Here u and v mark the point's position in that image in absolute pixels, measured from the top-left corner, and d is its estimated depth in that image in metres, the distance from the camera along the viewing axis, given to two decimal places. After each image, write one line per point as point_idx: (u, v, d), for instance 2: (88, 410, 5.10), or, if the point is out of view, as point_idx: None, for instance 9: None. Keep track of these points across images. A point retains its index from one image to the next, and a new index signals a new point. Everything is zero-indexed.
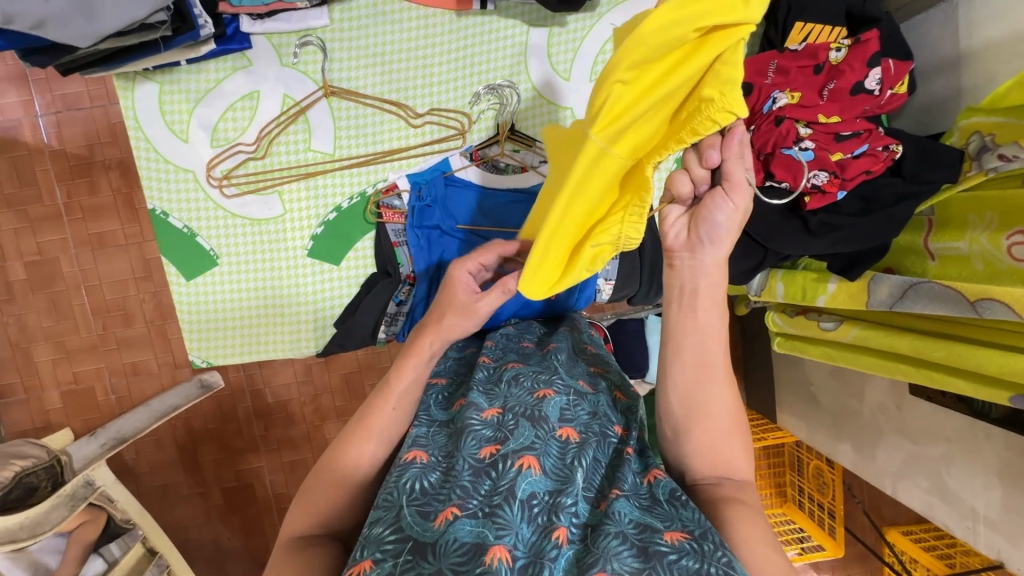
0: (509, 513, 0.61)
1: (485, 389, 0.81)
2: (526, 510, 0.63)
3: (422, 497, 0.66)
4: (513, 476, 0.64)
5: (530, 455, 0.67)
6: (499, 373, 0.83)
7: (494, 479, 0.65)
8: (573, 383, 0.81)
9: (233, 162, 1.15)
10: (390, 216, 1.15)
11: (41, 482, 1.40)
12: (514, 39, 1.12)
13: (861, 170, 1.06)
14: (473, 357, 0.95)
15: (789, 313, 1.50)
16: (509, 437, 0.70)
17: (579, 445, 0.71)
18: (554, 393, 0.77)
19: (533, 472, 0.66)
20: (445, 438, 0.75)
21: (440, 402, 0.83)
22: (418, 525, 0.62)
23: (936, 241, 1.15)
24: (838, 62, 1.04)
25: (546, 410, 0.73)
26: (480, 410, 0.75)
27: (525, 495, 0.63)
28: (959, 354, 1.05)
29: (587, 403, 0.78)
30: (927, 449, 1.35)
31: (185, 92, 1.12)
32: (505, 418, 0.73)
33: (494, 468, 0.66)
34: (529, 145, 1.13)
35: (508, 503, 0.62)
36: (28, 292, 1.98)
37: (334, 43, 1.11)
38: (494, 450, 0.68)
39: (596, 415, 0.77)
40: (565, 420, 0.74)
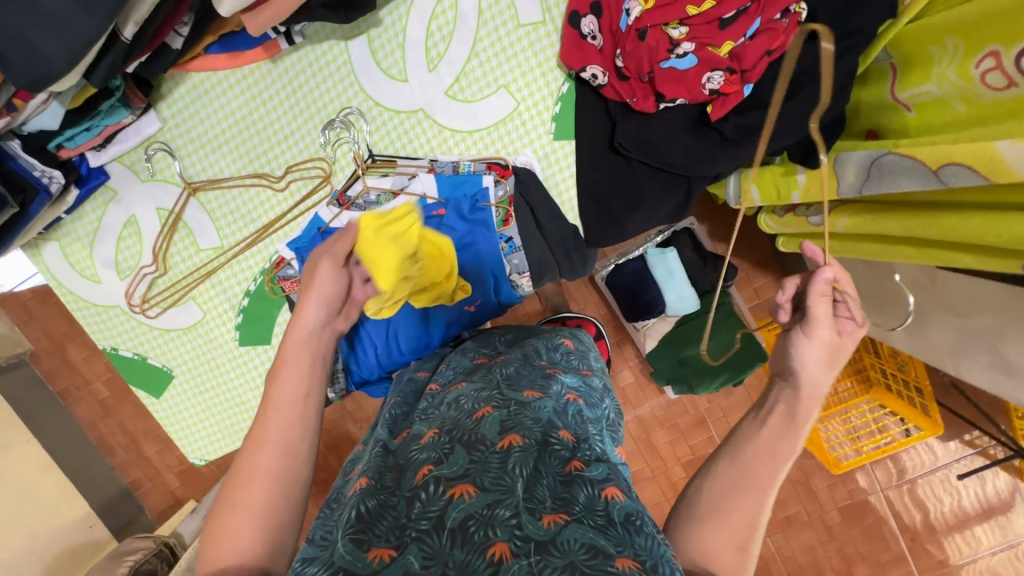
0: (437, 542, 0.58)
1: (425, 417, 0.82)
2: (457, 535, 0.58)
3: (358, 525, 0.63)
4: (444, 503, 0.62)
5: (463, 481, 0.64)
6: (441, 398, 0.85)
7: (424, 502, 0.63)
8: (515, 395, 0.80)
9: (145, 286, 1.10)
10: (291, 287, 1.06)
11: (158, 564, 1.60)
12: (337, 63, 0.99)
13: (760, 53, 0.85)
14: (422, 385, 0.94)
15: (781, 213, 1.33)
16: (444, 460, 0.68)
17: (518, 453, 0.67)
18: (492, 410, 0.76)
19: (464, 497, 0.62)
20: (387, 470, 0.74)
21: (393, 426, 0.84)
22: (350, 555, 0.60)
23: (903, 91, 0.91)
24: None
25: (483, 429, 0.72)
26: (420, 440, 0.76)
27: (455, 521, 0.60)
28: (953, 227, 0.85)
29: (530, 410, 0.76)
30: (975, 321, 1.14)
31: (79, 238, 1.07)
32: (442, 439, 0.72)
33: (426, 492, 0.64)
34: (392, 166, 0.99)
35: (437, 530, 0.59)
36: (116, 403, 2.30)
37: (177, 140, 1.04)
38: (428, 472, 0.67)
39: (539, 423, 0.74)
40: (504, 432, 0.72)
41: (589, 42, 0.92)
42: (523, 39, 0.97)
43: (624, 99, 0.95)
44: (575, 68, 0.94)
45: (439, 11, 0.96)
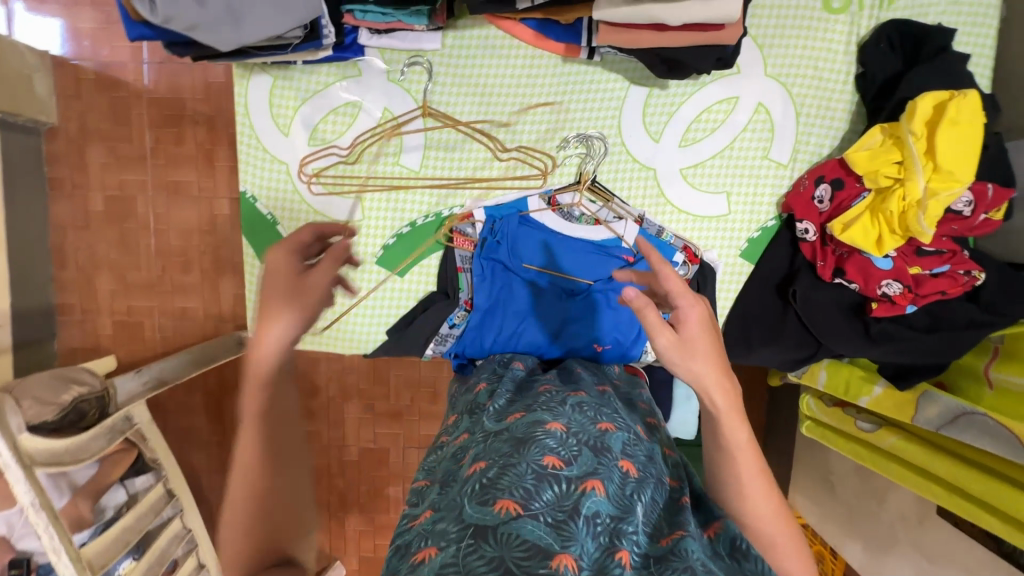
0: (577, 526, 0.57)
1: (546, 407, 0.77)
2: (590, 525, 0.58)
3: (482, 490, 0.60)
4: (579, 495, 0.60)
5: (594, 478, 0.63)
6: (561, 397, 0.80)
7: (557, 492, 0.60)
8: (632, 426, 0.78)
9: (325, 163, 1.09)
10: (460, 242, 1.09)
11: (91, 409, 1.47)
12: (612, 94, 1.08)
13: (936, 289, 1.03)
14: (528, 381, 0.92)
15: (826, 402, 1.50)
16: (575, 458, 0.65)
17: (637, 482, 0.67)
18: (615, 428, 0.75)
19: (597, 493, 0.61)
20: (502, 443, 0.69)
21: (499, 411, 0.80)
22: (478, 512, 0.58)
23: (998, 371, 1.12)
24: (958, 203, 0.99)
25: (608, 442, 0.70)
26: (544, 424, 0.71)
27: (589, 511, 0.59)
28: (1000, 493, 1.02)
29: (644, 446, 0.76)
30: (942, 572, 1.31)
31: (296, 90, 1.07)
32: (569, 437, 0.69)
33: (558, 479, 0.62)
34: (607, 200, 1.09)
35: (575, 516, 0.58)
36: (103, 223, 2.11)
37: (441, 67, 1.07)
38: (557, 463, 0.64)
39: (651, 459, 0.74)
40: (625, 454, 0.71)
41: (815, 203, 1.07)
42: (763, 170, 1.11)
43: (813, 259, 1.10)
44: (794, 214, 1.09)
45: (715, 108, 1.09)
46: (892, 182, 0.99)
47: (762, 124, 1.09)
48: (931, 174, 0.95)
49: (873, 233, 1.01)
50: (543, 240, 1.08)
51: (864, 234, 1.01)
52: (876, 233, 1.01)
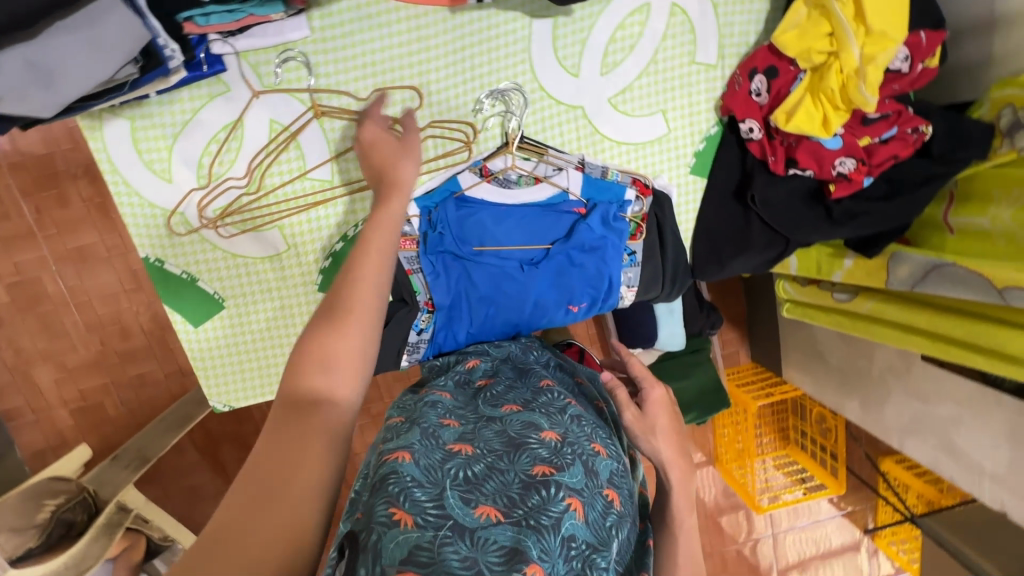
0: (551, 540, 0.53)
1: (544, 412, 0.71)
2: (565, 549, 0.54)
3: (466, 485, 0.57)
4: (560, 509, 0.56)
5: (580, 498, 0.58)
6: (559, 404, 0.74)
7: (542, 498, 0.57)
8: (622, 455, 0.72)
9: (226, 200, 0.96)
10: (400, 243, 1.00)
11: (78, 515, 1.36)
12: (515, 36, 0.96)
13: (888, 156, 1.00)
14: (524, 363, 0.88)
15: (801, 282, 1.52)
16: (566, 466, 0.61)
17: (617, 516, 0.62)
18: (607, 454, 0.68)
19: (577, 516, 0.57)
20: (494, 436, 0.65)
21: (497, 401, 0.75)
22: (459, 505, 0.54)
23: (957, 216, 1.12)
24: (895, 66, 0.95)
25: (599, 466, 0.65)
26: (539, 430, 0.66)
27: (565, 533, 0.55)
28: (981, 333, 1.06)
29: (629, 480, 0.70)
30: (935, 409, 1.39)
31: (161, 127, 0.91)
32: (563, 447, 0.64)
33: (545, 488, 0.58)
34: (541, 153, 0.99)
35: (551, 530, 0.54)
36: (15, 314, 1.89)
37: (318, 56, 0.92)
38: (547, 471, 0.60)
39: (631, 496, 0.68)
40: (613, 482, 0.65)
41: (753, 97, 1.01)
42: (694, 76, 1.03)
43: (764, 157, 1.05)
44: (734, 115, 1.02)
45: (629, 22, 0.98)
46: (825, 57, 0.93)
47: (681, 26, 0.99)
48: (864, 39, 0.90)
49: (819, 114, 0.96)
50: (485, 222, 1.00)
51: (810, 119, 0.96)
52: (822, 114, 0.96)
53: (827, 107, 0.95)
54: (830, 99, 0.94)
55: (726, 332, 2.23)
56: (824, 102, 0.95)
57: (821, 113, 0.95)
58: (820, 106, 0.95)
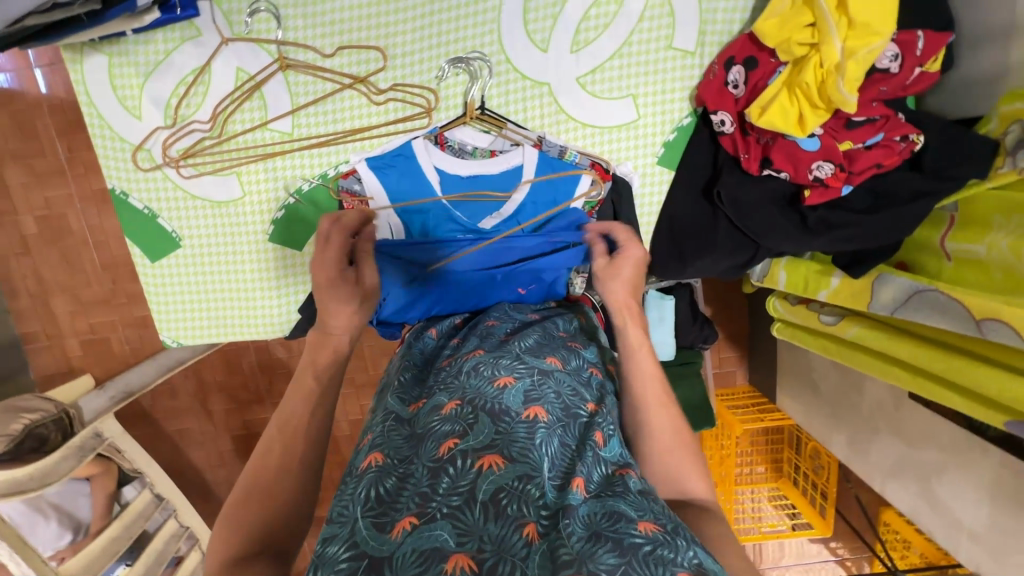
0: (470, 516, 0.50)
1: (442, 384, 0.68)
2: (489, 508, 0.51)
3: (377, 503, 0.53)
4: (473, 476, 0.54)
5: (491, 453, 0.56)
6: (459, 364, 0.71)
7: (452, 477, 0.54)
8: (538, 362, 0.70)
9: (190, 142, 0.99)
10: (350, 203, 1.00)
11: (52, 433, 1.45)
12: (485, 5, 0.95)
13: (870, 163, 0.93)
14: (437, 352, 0.81)
15: (792, 300, 1.42)
16: (468, 431, 0.58)
17: (545, 430, 0.60)
18: (516, 378, 0.66)
19: (496, 470, 0.55)
20: (400, 437, 0.62)
21: (401, 392, 0.71)
22: (371, 536, 0.50)
23: (954, 241, 1.01)
24: (885, 67, 0.87)
25: (506, 399, 0.62)
26: (438, 405, 0.63)
27: (486, 494, 0.52)
28: (959, 370, 0.95)
29: (554, 380, 0.68)
30: (920, 453, 1.28)
31: (135, 65, 0.95)
32: (463, 409, 0.61)
33: (451, 465, 0.55)
34: (500, 126, 0.98)
35: (469, 505, 0.51)
36: (41, 245, 2.04)
37: (288, 9, 0.94)
38: (451, 444, 0.57)
39: (563, 398, 0.67)
40: (530, 401, 0.64)
41: (730, 89, 0.95)
42: (669, 62, 0.98)
43: (737, 153, 1.00)
44: (708, 106, 0.98)
45: (604, 0, 0.95)
46: (807, 49, 0.87)
47: (659, 9, 0.96)
48: (846, 32, 0.82)
49: (797, 110, 0.89)
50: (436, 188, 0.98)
51: (785, 115, 0.90)
52: (798, 111, 0.89)
53: (805, 104, 0.88)
54: (808, 95, 0.88)
55: (723, 349, 2.14)
56: (803, 96, 0.88)
57: (797, 109, 0.89)
58: (799, 103, 0.89)
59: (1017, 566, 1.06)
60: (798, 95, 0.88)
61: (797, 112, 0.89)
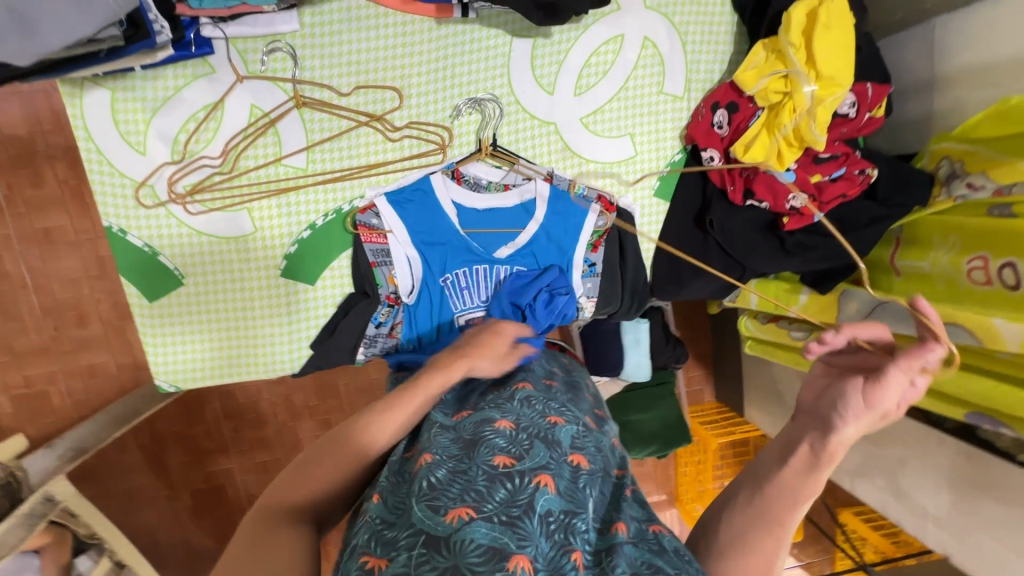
0: (529, 526, 0.54)
1: (494, 404, 0.72)
2: (543, 525, 0.55)
3: (432, 491, 0.56)
4: (531, 492, 0.57)
5: (546, 474, 0.60)
6: (507, 393, 0.75)
7: (510, 491, 0.57)
8: (581, 415, 0.75)
9: (198, 178, 0.97)
10: (367, 236, 1.01)
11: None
12: (496, 50, 1.02)
13: (836, 194, 1.07)
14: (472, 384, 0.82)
15: (761, 319, 1.55)
16: (524, 453, 0.62)
17: (589, 476, 0.63)
18: (564, 422, 0.71)
19: (549, 490, 0.58)
20: (451, 440, 0.65)
21: (446, 410, 0.73)
22: (429, 518, 0.53)
23: (903, 259, 1.17)
24: (844, 114, 1.02)
25: (557, 435, 0.67)
26: (493, 422, 0.67)
27: (542, 511, 0.56)
28: None
29: (594, 435, 0.72)
30: (883, 450, 1.41)
31: (141, 100, 0.93)
32: (519, 434, 0.65)
33: (511, 479, 0.58)
34: (512, 162, 1.04)
35: (528, 516, 0.54)
36: None
37: (305, 50, 0.96)
38: (508, 461, 0.60)
39: (602, 450, 0.70)
40: (576, 446, 0.67)
41: (715, 129, 1.07)
42: (661, 105, 1.10)
43: (723, 185, 1.11)
44: (697, 144, 1.09)
45: (603, 50, 1.05)
46: (781, 96, 1.00)
47: (651, 59, 1.07)
48: (816, 82, 0.96)
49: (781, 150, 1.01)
50: (454, 220, 1.02)
51: (769, 154, 1.01)
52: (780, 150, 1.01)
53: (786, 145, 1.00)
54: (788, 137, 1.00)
55: (692, 368, 2.26)
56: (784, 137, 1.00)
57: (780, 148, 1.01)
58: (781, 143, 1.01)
59: (979, 544, 1.19)
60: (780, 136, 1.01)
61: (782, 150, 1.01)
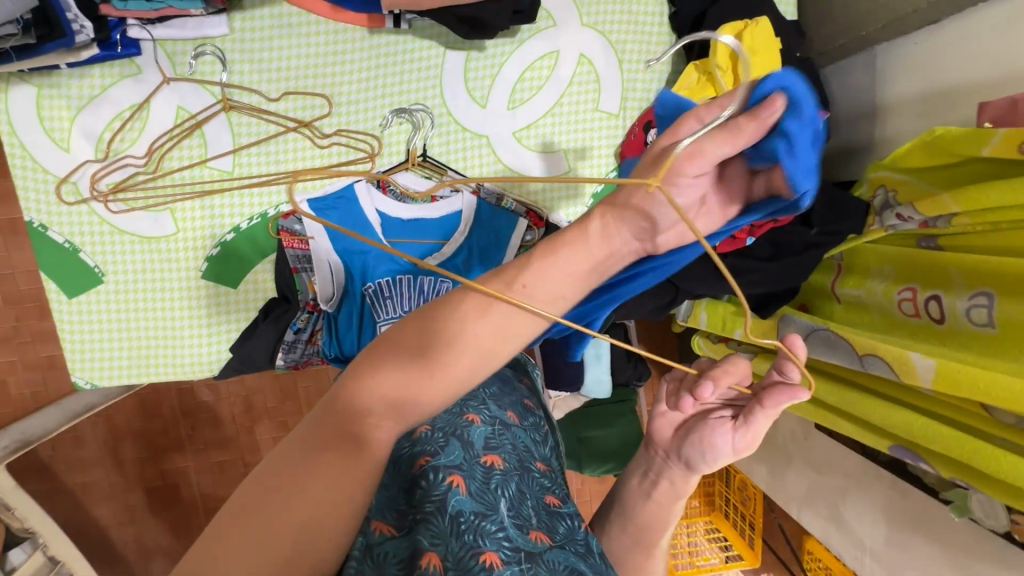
0: (440, 525, 0.51)
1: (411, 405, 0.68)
2: (456, 524, 0.51)
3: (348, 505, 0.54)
4: (444, 490, 0.54)
5: (460, 472, 0.56)
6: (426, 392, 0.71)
7: (422, 495, 0.54)
8: (500, 411, 0.70)
9: (121, 176, 0.98)
10: (289, 241, 0.99)
11: None
12: (429, 62, 1.02)
13: (769, 217, 1.05)
14: None
15: (713, 339, 1.53)
16: (439, 451, 0.58)
17: (503, 476, 0.59)
18: (482, 417, 0.66)
19: (461, 490, 0.54)
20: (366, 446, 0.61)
21: None
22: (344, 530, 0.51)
23: (843, 287, 1.15)
24: None
25: (472, 431, 0.62)
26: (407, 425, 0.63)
27: (455, 511, 0.52)
28: (847, 399, 1.06)
29: (513, 431, 0.67)
30: (827, 479, 1.39)
31: (66, 97, 0.94)
32: (432, 431, 0.60)
33: (424, 483, 0.55)
34: (440, 173, 1.01)
35: (439, 517, 0.52)
36: None
37: (234, 54, 0.97)
38: (423, 462, 0.57)
39: (522, 447, 0.66)
40: (492, 445, 0.63)
41: None
42: (597, 122, 1.09)
43: None
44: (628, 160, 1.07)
45: (538, 65, 1.05)
46: None
47: (586, 76, 1.07)
48: None
49: None
50: (377, 229, 1.02)
51: None
52: None
53: None
54: None
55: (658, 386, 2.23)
56: None
57: None
58: None
59: None
60: None
61: None
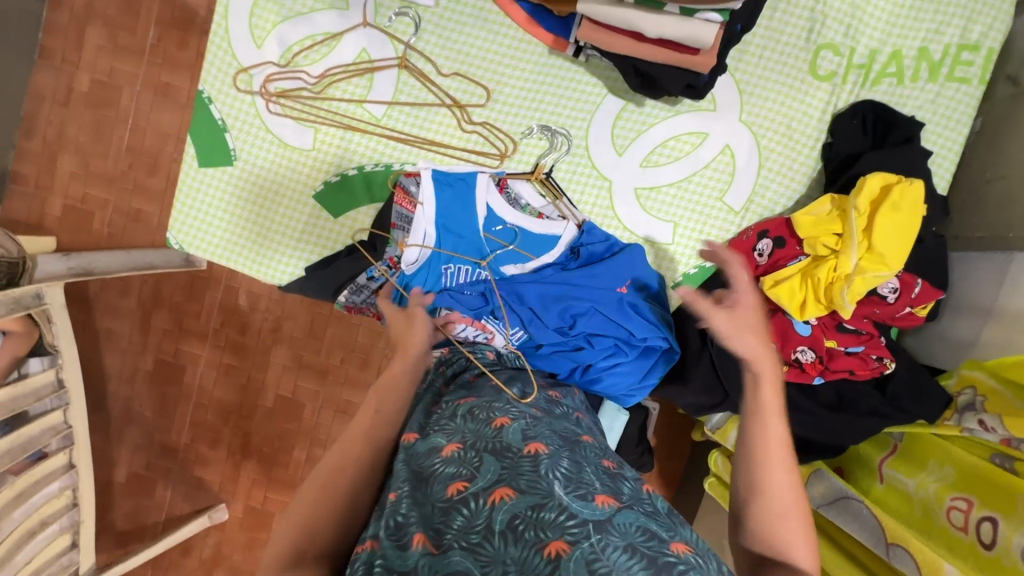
0: (495, 543, 0.50)
1: (438, 427, 0.70)
2: (512, 532, 0.51)
3: (396, 529, 0.54)
4: (488, 511, 0.53)
5: (502, 485, 0.56)
6: (451, 411, 0.73)
7: (466, 515, 0.54)
8: (527, 409, 0.73)
9: (289, 86, 1.07)
10: (400, 198, 1.02)
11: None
12: (588, 97, 1.09)
13: (845, 367, 1.03)
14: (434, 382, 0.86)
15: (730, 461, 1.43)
16: (475, 473, 0.59)
17: (550, 459, 0.61)
18: (512, 421, 0.68)
19: (509, 499, 0.55)
20: (407, 471, 0.62)
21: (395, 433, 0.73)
22: (395, 558, 0.50)
23: (891, 469, 1.07)
24: (884, 296, 1.01)
25: (506, 439, 0.64)
26: (438, 450, 0.64)
27: (504, 522, 0.52)
28: None
29: (544, 425, 0.70)
30: None
31: (279, 6, 1.05)
32: (466, 453, 0.62)
33: (466, 504, 0.55)
34: (555, 196, 1.08)
35: (491, 537, 0.51)
36: None
37: (429, 26, 1.06)
38: (461, 485, 0.57)
39: (557, 435, 0.68)
40: (529, 438, 0.65)
41: (755, 254, 1.06)
42: (714, 210, 1.11)
43: None
44: None
45: (684, 138, 1.10)
46: (828, 252, 1.00)
47: (724, 166, 1.10)
48: (864, 252, 0.96)
49: (808, 297, 1.00)
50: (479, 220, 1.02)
51: (796, 297, 1.00)
52: (808, 297, 1.00)
53: (813, 295, 1.00)
54: (819, 289, 0.99)
55: None
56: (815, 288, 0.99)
57: (806, 295, 1.00)
58: (810, 292, 1.00)
59: None
60: (812, 285, 1.00)
61: (808, 298, 1.00)
